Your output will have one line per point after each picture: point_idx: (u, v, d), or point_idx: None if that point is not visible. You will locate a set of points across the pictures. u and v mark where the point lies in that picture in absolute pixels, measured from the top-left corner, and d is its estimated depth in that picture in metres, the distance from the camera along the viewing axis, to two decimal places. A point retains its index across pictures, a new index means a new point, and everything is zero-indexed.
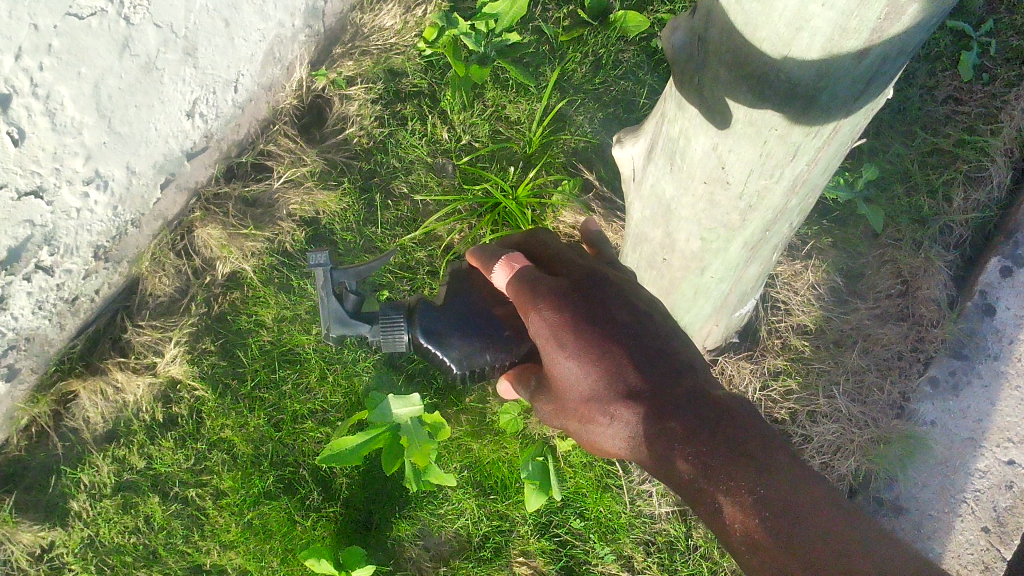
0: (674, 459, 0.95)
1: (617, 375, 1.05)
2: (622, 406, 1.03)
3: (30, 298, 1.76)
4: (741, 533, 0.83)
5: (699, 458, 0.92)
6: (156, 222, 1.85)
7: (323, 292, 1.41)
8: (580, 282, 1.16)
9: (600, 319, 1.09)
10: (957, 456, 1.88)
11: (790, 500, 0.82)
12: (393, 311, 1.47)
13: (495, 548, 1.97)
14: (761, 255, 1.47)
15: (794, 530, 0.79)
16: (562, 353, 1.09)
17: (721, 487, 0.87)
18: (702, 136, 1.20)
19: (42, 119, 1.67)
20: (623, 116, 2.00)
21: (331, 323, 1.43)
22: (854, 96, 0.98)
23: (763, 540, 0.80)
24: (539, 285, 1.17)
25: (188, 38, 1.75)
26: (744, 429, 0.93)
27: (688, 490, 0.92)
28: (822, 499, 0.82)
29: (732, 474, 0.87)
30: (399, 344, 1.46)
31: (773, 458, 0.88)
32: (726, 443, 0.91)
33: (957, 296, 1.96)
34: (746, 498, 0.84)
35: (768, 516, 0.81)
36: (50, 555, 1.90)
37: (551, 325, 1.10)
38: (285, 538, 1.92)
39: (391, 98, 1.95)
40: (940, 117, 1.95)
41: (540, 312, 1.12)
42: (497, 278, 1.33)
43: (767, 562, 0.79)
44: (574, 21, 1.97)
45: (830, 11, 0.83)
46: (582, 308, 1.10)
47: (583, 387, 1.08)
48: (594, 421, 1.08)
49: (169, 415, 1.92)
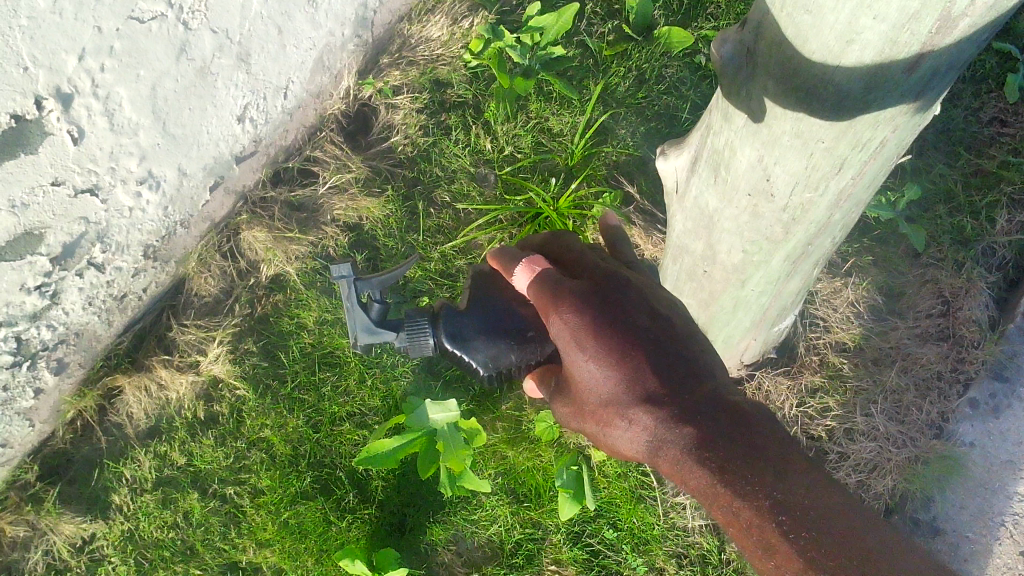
0: (692, 463, 0.94)
1: (637, 381, 1.05)
2: (640, 412, 1.04)
3: (81, 294, 1.80)
4: (756, 536, 0.82)
5: (717, 463, 0.91)
6: (203, 223, 1.89)
7: (347, 303, 1.39)
8: (602, 284, 1.16)
9: (622, 323, 1.10)
10: (996, 478, 1.88)
11: (807, 503, 0.82)
12: (418, 316, 1.45)
13: (527, 555, 1.98)
14: (802, 270, 1.48)
15: (810, 533, 0.79)
16: (582, 355, 1.10)
17: (737, 490, 0.86)
18: (748, 147, 1.21)
19: (100, 119, 1.69)
20: (665, 130, 2.02)
21: (358, 333, 1.41)
22: (902, 109, 0.99)
23: (778, 542, 0.80)
24: (560, 286, 1.18)
25: (242, 44, 1.77)
26: (762, 434, 0.93)
27: (703, 494, 0.92)
28: (841, 506, 0.82)
29: (748, 477, 0.87)
30: (427, 350, 1.44)
31: (792, 464, 0.88)
32: (745, 449, 0.91)
33: (998, 317, 1.94)
34: (762, 501, 0.83)
35: (785, 519, 0.81)
36: (91, 547, 1.95)
37: (572, 328, 1.11)
38: (320, 538, 1.95)
39: (437, 108, 1.98)
40: (985, 138, 1.93)
41: (562, 314, 1.13)
42: (519, 280, 1.29)
43: (782, 564, 0.79)
44: (619, 35, 1.98)
45: (881, 24, 0.84)
46: (604, 311, 1.11)
47: (604, 390, 1.08)
48: (612, 424, 1.09)
49: (210, 413, 1.95)
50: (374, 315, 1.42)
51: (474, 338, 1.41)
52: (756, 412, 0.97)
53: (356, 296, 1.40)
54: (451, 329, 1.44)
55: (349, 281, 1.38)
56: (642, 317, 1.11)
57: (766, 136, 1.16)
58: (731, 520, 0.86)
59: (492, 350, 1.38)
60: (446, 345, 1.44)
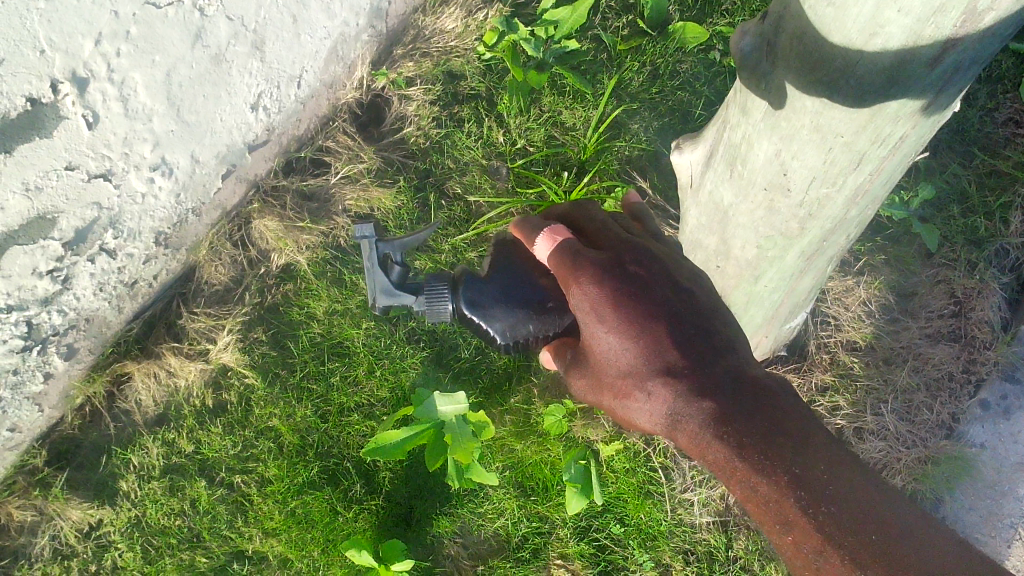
0: (711, 437, 0.97)
1: (657, 354, 1.06)
2: (661, 386, 1.04)
3: (92, 280, 1.80)
4: (774, 511, 0.87)
5: (736, 438, 0.94)
6: (215, 212, 1.89)
7: (367, 263, 1.32)
8: (623, 255, 1.13)
9: (643, 295, 1.08)
10: (1006, 480, 1.88)
11: (825, 480, 0.86)
12: (438, 279, 1.36)
13: (534, 549, 1.98)
14: (816, 265, 1.47)
15: (828, 510, 0.84)
16: (603, 328, 1.08)
17: (757, 467, 0.90)
18: (766, 141, 1.21)
19: (115, 104, 1.69)
20: (679, 125, 2.00)
21: (376, 295, 1.33)
22: (923, 104, 0.99)
23: (796, 518, 0.85)
24: (580, 256, 1.13)
25: (257, 32, 1.76)
26: (780, 410, 0.96)
27: (722, 469, 0.95)
28: (858, 480, 0.87)
29: (768, 454, 0.91)
30: (444, 316, 1.35)
31: (811, 440, 0.91)
32: (764, 426, 0.94)
33: (1010, 319, 1.93)
34: (782, 477, 0.88)
35: (804, 496, 0.85)
36: (98, 532, 1.95)
37: (593, 300, 1.08)
38: (327, 528, 1.95)
39: (449, 100, 1.97)
40: (1001, 139, 1.91)
41: (582, 286, 1.09)
42: (538, 250, 1.23)
43: (801, 539, 0.84)
44: (633, 30, 1.97)
45: (906, 18, 0.84)
46: (626, 283, 1.08)
47: (623, 363, 1.08)
48: (629, 397, 1.09)
49: (219, 402, 1.95)
50: (394, 277, 1.34)
51: (490, 304, 1.32)
52: (776, 389, 1.00)
53: (378, 256, 1.32)
54: (471, 295, 1.34)
55: (370, 241, 1.29)
56: (663, 289, 1.10)
57: (784, 131, 1.15)
58: (749, 495, 0.90)
59: (511, 318, 1.29)
60: (465, 313, 1.34)
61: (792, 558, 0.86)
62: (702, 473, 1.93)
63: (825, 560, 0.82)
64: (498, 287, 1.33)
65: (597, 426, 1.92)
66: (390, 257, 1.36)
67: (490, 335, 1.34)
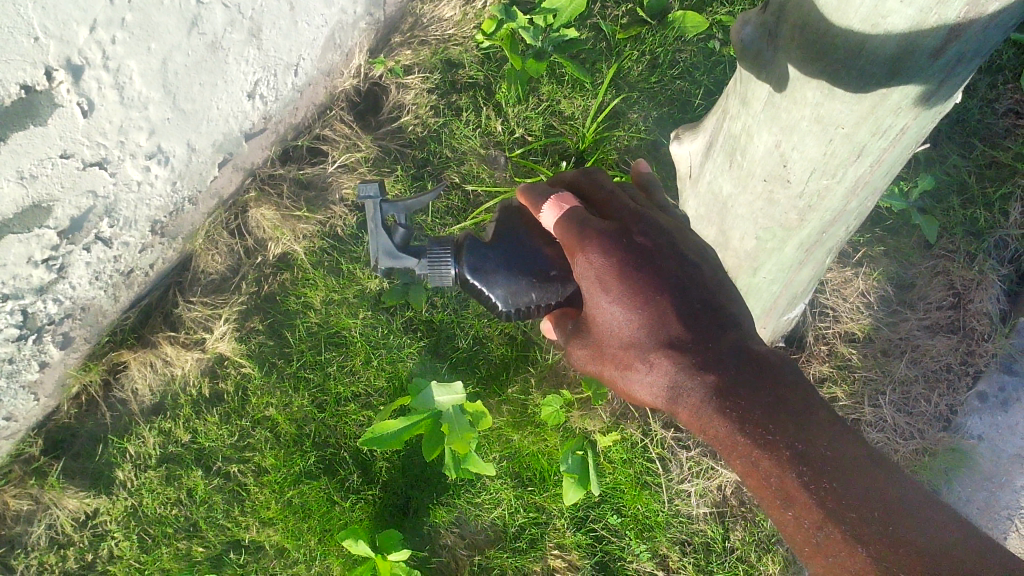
0: (715, 413, 1.01)
1: (661, 326, 1.08)
2: (663, 358, 1.07)
3: (88, 269, 1.79)
4: (775, 486, 0.91)
5: (740, 414, 0.98)
6: (211, 200, 1.88)
7: (370, 224, 1.31)
8: (630, 224, 1.14)
9: (648, 266, 1.09)
10: (1004, 473, 1.87)
11: (827, 456, 0.90)
12: (444, 241, 1.33)
13: (531, 540, 1.98)
14: (815, 258, 1.46)
15: (827, 485, 0.88)
16: (606, 297, 1.10)
17: (758, 442, 0.94)
18: (765, 132, 1.20)
19: (111, 92, 1.67)
20: (678, 115, 1.99)
21: (379, 256, 1.32)
22: (924, 96, 0.99)
23: (797, 493, 0.89)
24: (586, 224, 1.13)
25: (254, 19, 1.75)
26: (783, 386, 1.00)
27: (723, 444, 0.99)
28: (860, 457, 0.90)
29: (772, 429, 0.95)
30: (446, 281, 1.31)
31: (813, 415, 0.95)
32: (769, 403, 0.98)
33: (1010, 311, 1.92)
34: (783, 452, 0.92)
35: (805, 471, 0.90)
36: (94, 522, 1.95)
37: (598, 270, 1.09)
38: (324, 518, 1.94)
39: (447, 89, 1.96)
40: (1001, 130, 1.90)
41: (587, 254, 1.11)
42: (545, 217, 1.21)
43: (801, 515, 0.88)
44: (633, 19, 1.96)
45: (908, 9, 0.84)
46: (631, 253, 1.09)
47: (626, 333, 1.10)
48: (631, 367, 1.11)
49: (216, 391, 1.95)
50: (398, 239, 1.32)
51: (494, 271, 1.29)
52: (780, 366, 1.03)
53: (382, 217, 1.31)
54: (473, 261, 1.30)
55: (375, 200, 1.30)
56: (669, 262, 1.10)
57: (784, 122, 1.15)
58: (749, 470, 0.94)
59: (513, 286, 1.27)
60: (467, 279, 1.31)
61: (790, 533, 0.90)
62: (700, 464, 1.94)
63: (825, 535, 0.86)
64: (501, 252, 1.29)
65: (594, 417, 1.91)
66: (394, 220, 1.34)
67: (492, 304, 1.31)
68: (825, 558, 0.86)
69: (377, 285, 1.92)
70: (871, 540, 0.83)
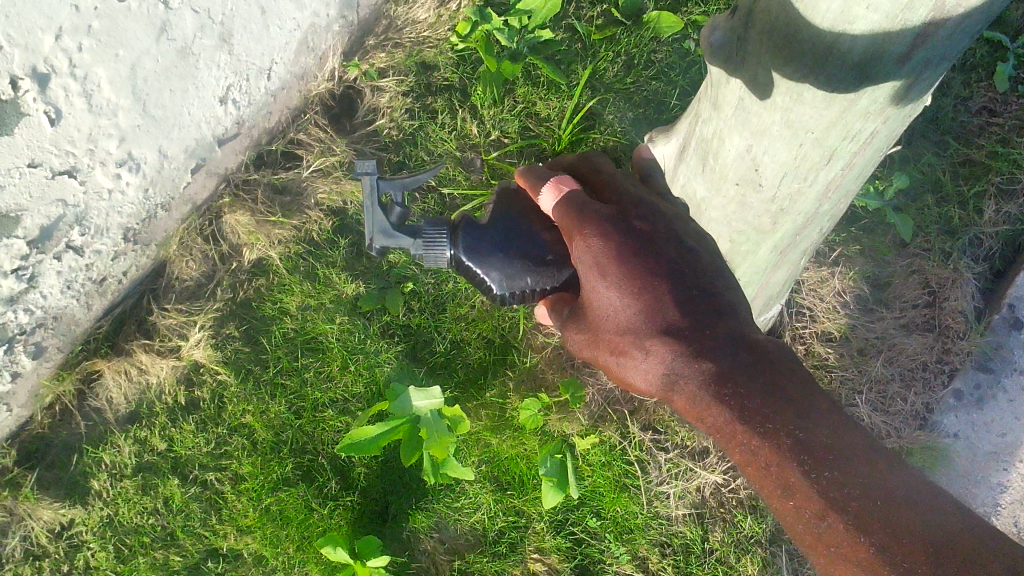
0: (709, 397, 0.95)
1: (656, 310, 1.06)
2: (658, 341, 1.04)
3: (59, 278, 1.78)
4: (774, 474, 0.84)
5: (736, 399, 0.92)
6: (185, 206, 1.87)
7: (366, 201, 1.31)
8: (629, 212, 1.16)
9: (646, 251, 1.10)
10: (979, 470, 1.89)
11: (829, 443, 0.83)
12: (438, 222, 1.35)
13: (510, 544, 1.96)
14: (789, 259, 1.47)
15: (830, 473, 0.81)
16: (603, 282, 1.11)
17: (756, 428, 0.88)
18: (736, 136, 1.20)
19: (79, 100, 1.65)
20: (653, 116, 1.99)
21: (374, 234, 1.32)
22: (894, 101, 0.99)
23: (798, 481, 0.82)
24: (587, 210, 1.17)
25: (224, 24, 1.73)
26: (779, 371, 0.94)
27: (719, 431, 0.93)
28: (863, 443, 0.83)
29: (769, 414, 0.88)
30: (441, 262, 1.35)
31: (817, 402, 0.89)
32: (765, 387, 0.92)
33: (984, 309, 1.93)
34: (783, 439, 0.85)
35: (806, 459, 0.82)
36: (70, 532, 1.92)
37: (595, 253, 1.11)
38: (302, 525, 1.93)
39: (422, 91, 1.96)
40: (974, 128, 1.91)
41: (585, 237, 1.13)
42: (543, 201, 1.28)
43: (803, 504, 0.81)
44: (608, 20, 1.96)
45: (874, 14, 0.84)
46: (628, 238, 1.11)
47: (623, 317, 1.09)
48: (627, 354, 1.09)
49: (192, 398, 1.93)
50: (393, 218, 1.33)
51: (488, 253, 1.33)
52: (777, 351, 0.97)
53: (377, 194, 1.31)
54: (468, 242, 1.34)
55: (372, 179, 1.29)
56: (666, 248, 1.11)
57: (754, 126, 1.14)
58: (747, 458, 0.88)
59: (507, 270, 1.31)
60: (463, 261, 1.35)
61: (792, 524, 0.83)
62: (678, 465, 1.94)
63: (828, 526, 0.79)
64: (496, 236, 1.33)
65: (572, 419, 1.92)
66: (387, 196, 1.35)
67: (487, 285, 1.34)
68: (828, 550, 0.79)
69: (355, 290, 1.91)
70: (875, 529, 0.76)
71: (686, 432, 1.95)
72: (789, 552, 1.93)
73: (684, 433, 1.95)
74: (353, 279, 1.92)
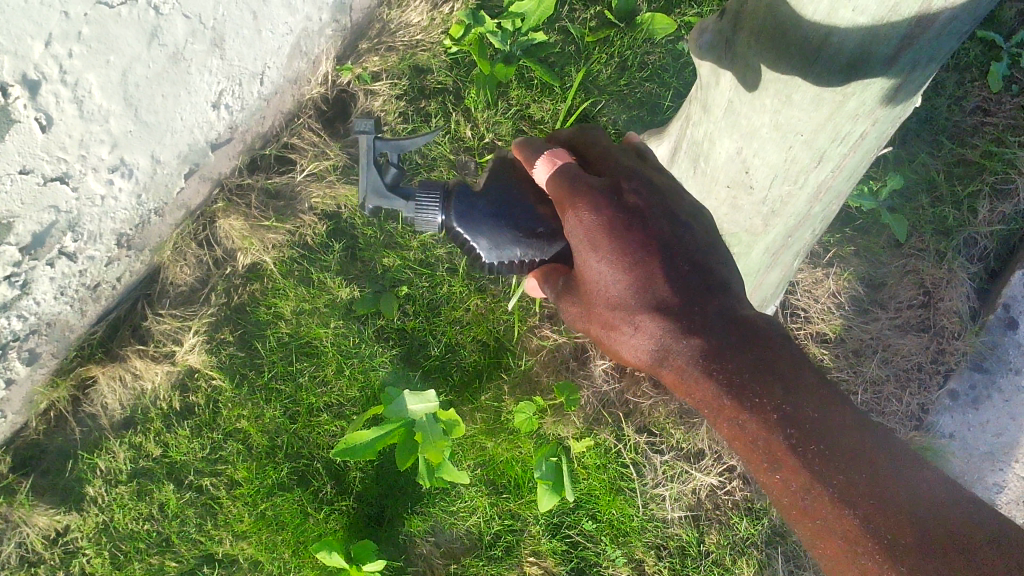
0: (701, 373, 0.95)
1: (647, 287, 1.02)
2: (649, 318, 1.01)
3: (52, 283, 1.77)
4: (763, 449, 0.85)
5: (726, 375, 0.92)
6: (179, 211, 1.87)
7: (362, 161, 1.30)
8: (623, 181, 1.09)
9: (640, 224, 1.04)
10: (975, 470, 1.89)
11: (817, 420, 0.84)
12: (433, 187, 1.35)
13: (506, 547, 1.96)
14: (782, 261, 1.47)
15: (817, 448, 0.82)
16: (594, 256, 1.04)
17: (745, 404, 0.88)
18: (726, 139, 1.19)
19: (69, 106, 1.66)
20: (647, 118, 1.99)
21: (368, 194, 1.32)
22: (882, 103, 0.99)
23: (785, 456, 0.83)
24: (579, 181, 1.09)
25: (216, 29, 1.73)
26: (771, 348, 0.93)
27: (710, 405, 0.93)
28: (852, 420, 0.84)
29: (759, 391, 0.88)
30: (431, 226, 1.35)
31: (805, 377, 0.88)
32: (756, 364, 0.92)
33: (980, 309, 1.93)
34: (771, 413, 0.86)
35: (793, 434, 0.84)
36: (65, 539, 1.92)
37: (586, 227, 1.04)
38: (297, 530, 1.93)
39: (416, 95, 1.97)
40: (969, 127, 1.91)
41: (577, 212, 1.06)
42: (538, 174, 1.22)
43: (790, 478, 0.83)
44: (600, 22, 1.95)
45: (861, 16, 0.85)
46: (622, 209, 1.04)
47: (613, 292, 1.04)
48: (617, 328, 1.06)
49: (186, 404, 1.93)
50: (388, 178, 1.33)
51: (479, 220, 1.31)
52: (769, 327, 0.97)
53: (374, 154, 1.31)
54: (462, 209, 1.34)
55: (370, 140, 1.28)
56: (661, 223, 1.05)
57: (744, 129, 1.14)
58: (737, 433, 0.89)
59: (495, 238, 1.30)
60: (454, 225, 1.34)
61: (779, 496, 0.85)
62: (674, 467, 1.93)
63: (813, 499, 0.81)
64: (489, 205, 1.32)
65: (568, 422, 1.91)
66: (383, 156, 1.35)
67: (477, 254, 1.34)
68: (812, 522, 0.82)
69: (348, 294, 1.92)
70: (859, 504, 0.78)
71: (682, 434, 1.94)
72: (785, 554, 1.93)
73: (680, 435, 1.94)
74: (347, 283, 1.92)
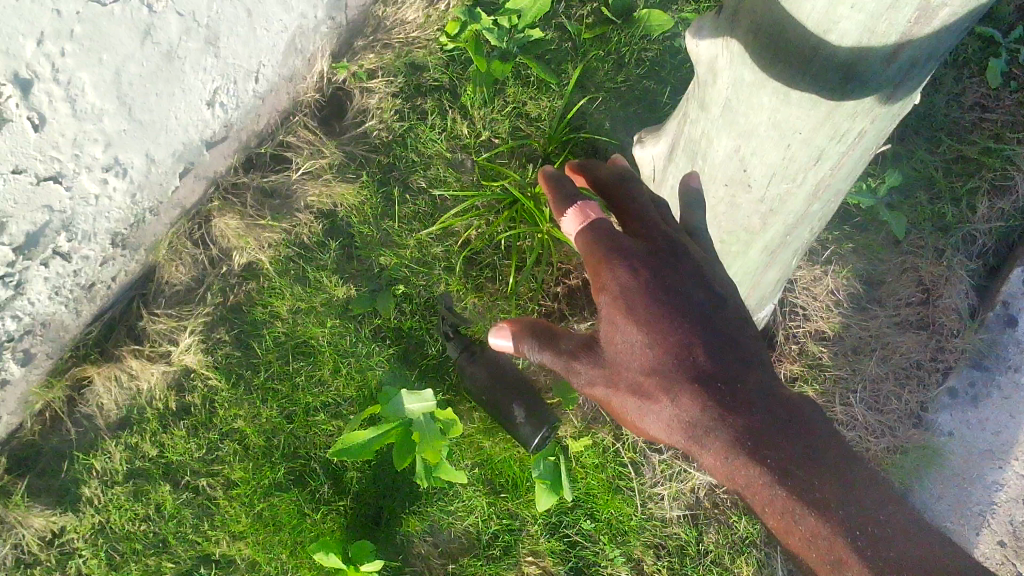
0: (750, 462, 0.92)
1: (686, 357, 1.03)
2: (687, 393, 1.01)
3: (46, 283, 1.76)
4: (826, 550, 0.82)
5: (778, 464, 0.89)
6: (174, 210, 1.87)
7: None
8: (657, 250, 1.12)
9: (675, 294, 1.07)
10: (974, 468, 1.87)
11: (881, 523, 0.82)
12: None
13: (504, 547, 1.95)
14: (781, 259, 1.46)
15: (886, 553, 0.79)
16: (630, 322, 1.07)
17: (806, 499, 0.85)
18: (724, 137, 1.18)
19: (63, 105, 1.65)
20: (644, 115, 1.99)
21: None
22: (881, 100, 0.98)
23: (852, 561, 0.80)
24: (613, 243, 1.13)
25: (210, 27, 1.74)
26: (819, 436, 0.91)
27: (758, 497, 0.90)
28: (916, 522, 0.82)
29: (818, 486, 0.86)
30: None
31: (860, 474, 0.87)
32: (808, 457, 0.89)
33: (978, 306, 1.93)
34: (836, 515, 0.83)
35: (862, 538, 0.81)
36: (61, 540, 1.90)
37: (622, 287, 1.08)
38: (295, 530, 1.92)
39: (412, 92, 1.95)
40: (967, 123, 1.92)
41: (613, 273, 1.09)
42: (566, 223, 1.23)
43: None
44: (598, 18, 1.97)
45: (859, 14, 0.83)
46: (656, 275, 1.08)
47: (648, 361, 1.05)
48: (649, 401, 1.05)
49: (182, 404, 1.91)
50: None
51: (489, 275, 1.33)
52: (814, 414, 0.95)
53: None
54: None
55: None
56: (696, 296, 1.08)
57: (742, 126, 1.12)
58: (795, 530, 0.85)
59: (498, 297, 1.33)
60: None
61: None
62: (672, 466, 1.93)
63: None
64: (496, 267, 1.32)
65: (566, 422, 1.91)
66: None
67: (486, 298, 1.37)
68: None
69: (345, 293, 1.91)
70: None
71: None
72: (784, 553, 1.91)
73: None
74: (344, 282, 1.92)
